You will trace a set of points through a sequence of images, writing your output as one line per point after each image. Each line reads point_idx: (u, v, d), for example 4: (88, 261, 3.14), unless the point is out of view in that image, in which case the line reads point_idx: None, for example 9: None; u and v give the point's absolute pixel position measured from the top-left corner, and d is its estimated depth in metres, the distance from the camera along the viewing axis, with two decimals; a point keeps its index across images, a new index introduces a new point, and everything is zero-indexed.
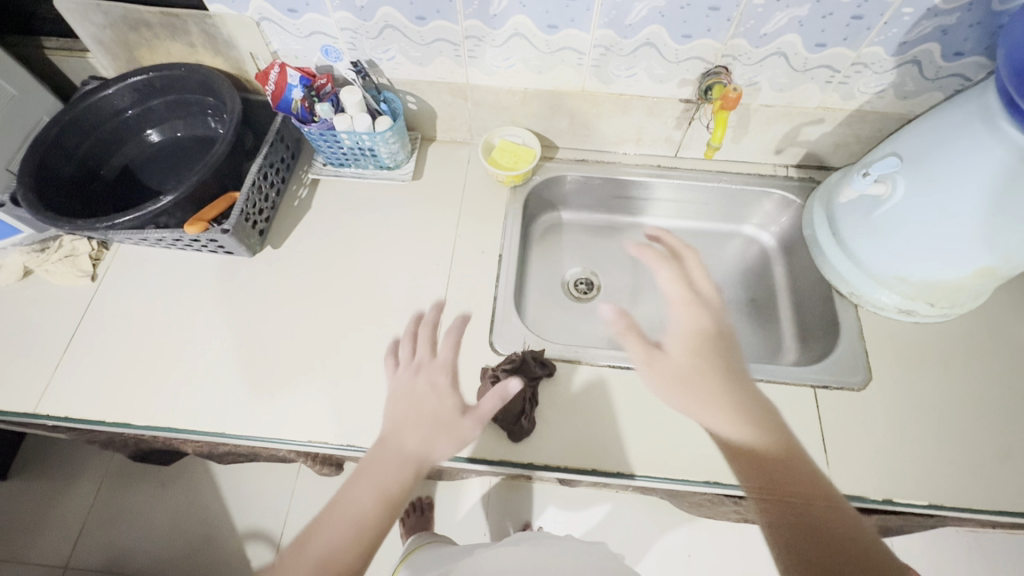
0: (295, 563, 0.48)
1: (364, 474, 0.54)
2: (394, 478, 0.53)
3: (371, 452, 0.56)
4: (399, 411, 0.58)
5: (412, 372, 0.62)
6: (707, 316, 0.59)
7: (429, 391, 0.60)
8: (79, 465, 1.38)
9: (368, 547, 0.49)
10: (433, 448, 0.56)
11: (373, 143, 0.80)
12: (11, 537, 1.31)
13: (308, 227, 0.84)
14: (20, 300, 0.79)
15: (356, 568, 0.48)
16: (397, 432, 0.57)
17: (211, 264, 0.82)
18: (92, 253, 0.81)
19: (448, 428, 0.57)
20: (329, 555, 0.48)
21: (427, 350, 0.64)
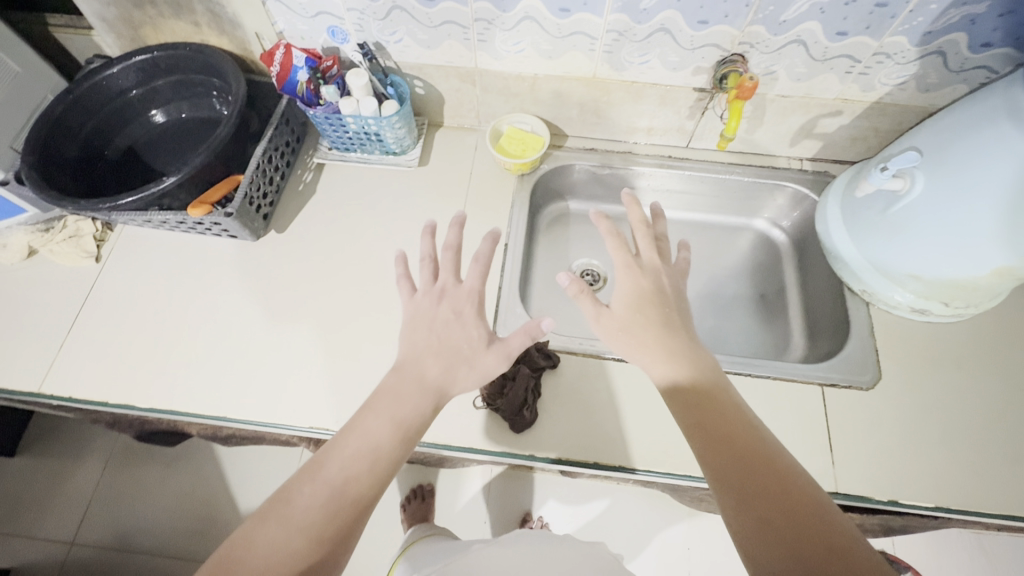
0: (309, 487, 0.48)
1: (376, 408, 0.54)
2: (412, 408, 0.55)
3: (388, 381, 0.57)
4: (423, 336, 0.60)
5: (436, 298, 0.62)
6: (647, 277, 0.63)
7: (451, 319, 0.61)
8: (84, 444, 1.39)
9: (380, 477, 0.51)
10: (451, 381, 0.57)
11: (379, 127, 0.78)
12: (19, 514, 1.33)
13: (313, 212, 0.84)
14: (24, 280, 0.79)
15: (369, 497, 0.49)
16: (419, 359, 0.58)
17: (215, 248, 0.81)
18: (96, 234, 0.81)
19: (469, 359, 0.59)
20: (345, 481, 0.49)
21: (450, 274, 0.64)
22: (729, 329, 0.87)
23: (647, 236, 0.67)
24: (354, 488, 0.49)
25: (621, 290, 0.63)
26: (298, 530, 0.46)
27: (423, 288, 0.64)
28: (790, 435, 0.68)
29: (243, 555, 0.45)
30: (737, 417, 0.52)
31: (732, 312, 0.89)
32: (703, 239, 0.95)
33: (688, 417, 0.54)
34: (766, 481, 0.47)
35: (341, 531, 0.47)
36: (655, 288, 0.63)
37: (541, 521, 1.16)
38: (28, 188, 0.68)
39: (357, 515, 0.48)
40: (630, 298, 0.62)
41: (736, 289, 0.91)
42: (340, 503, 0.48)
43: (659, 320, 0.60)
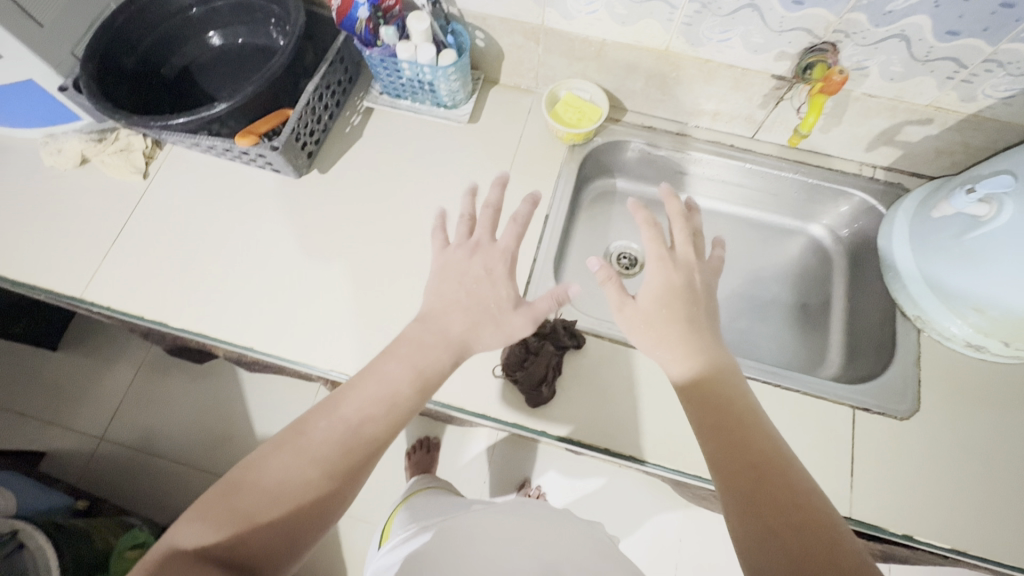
0: (325, 420, 0.49)
1: (397, 354, 0.55)
2: (434, 359, 0.55)
3: (412, 331, 0.57)
4: (451, 289, 0.59)
5: (469, 252, 0.61)
6: (679, 273, 0.60)
7: (479, 277, 0.60)
8: (120, 348, 1.49)
9: (394, 421, 0.51)
10: (474, 336, 0.57)
11: (433, 78, 0.76)
12: (58, 403, 1.44)
13: (356, 156, 0.82)
14: (75, 186, 0.81)
15: (383, 436, 0.50)
16: (444, 313, 0.58)
17: (258, 180, 0.81)
18: (145, 150, 0.82)
19: (496, 319, 0.58)
20: (361, 421, 0.50)
21: (485, 231, 0.63)
22: (762, 334, 0.84)
23: (684, 231, 0.64)
24: (369, 428, 0.50)
25: (654, 283, 0.60)
26: (311, 460, 0.47)
27: (457, 242, 0.63)
28: (811, 451, 0.66)
29: (257, 476, 0.46)
30: (751, 424, 0.51)
31: (768, 317, 0.85)
32: (750, 238, 0.91)
33: (700, 413, 0.53)
34: (774, 491, 0.45)
35: (353, 467, 0.48)
36: (686, 285, 0.60)
37: (539, 489, 1.18)
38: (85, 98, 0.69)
39: (371, 453, 0.49)
40: (658, 293, 0.59)
41: (778, 294, 0.88)
42: (355, 441, 0.49)
43: (681, 317, 0.57)
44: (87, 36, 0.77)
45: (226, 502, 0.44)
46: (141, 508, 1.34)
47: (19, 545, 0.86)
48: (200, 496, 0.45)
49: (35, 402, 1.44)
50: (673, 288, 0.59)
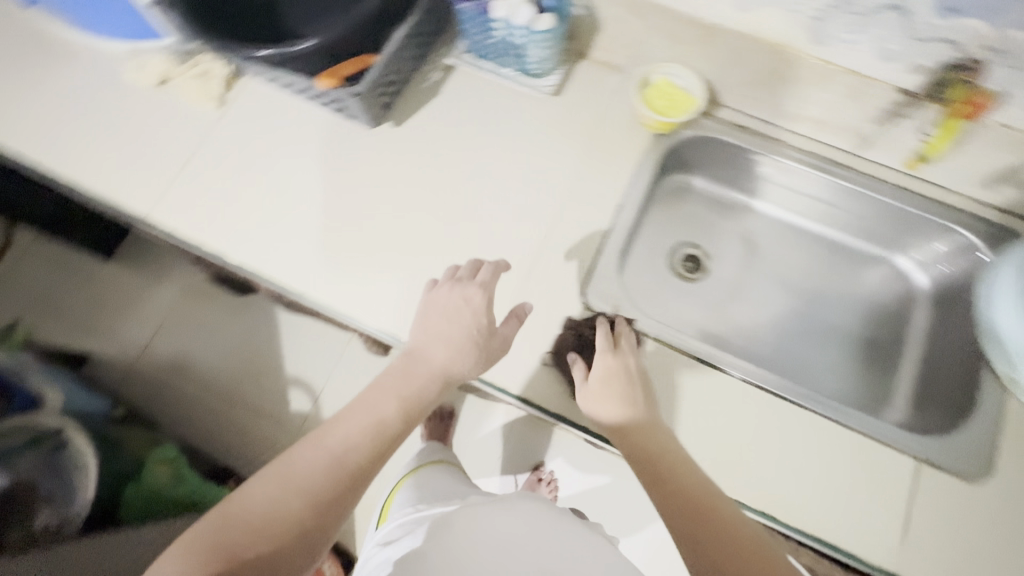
0: (311, 451, 0.54)
1: (384, 386, 0.60)
2: (416, 391, 0.61)
3: (397, 365, 0.63)
4: (432, 324, 0.64)
5: (450, 288, 0.65)
6: (617, 359, 0.63)
7: (460, 309, 0.64)
8: (166, 269, 1.55)
9: (379, 449, 0.56)
10: (458, 365, 0.62)
11: (525, 42, 0.72)
12: (108, 312, 1.53)
13: (431, 114, 0.79)
14: (152, 106, 0.81)
15: (366, 464, 0.55)
16: (427, 346, 0.63)
17: (330, 125, 0.79)
18: (223, 78, 0.80)
19: (480, 348, 0.63)
20: (345, 450, 0.55)
21: (467, 271, 0.67)
22: (821, 364, 0.80)
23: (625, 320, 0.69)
24: (352, 456, 0.54)
25: (602, 363, 0.63)
26: (292, 489, 0.52)
27: (442, 279, 0.67)
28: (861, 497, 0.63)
29: (247, 504, 0.51)
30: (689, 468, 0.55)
31: (831, 346, 0.81)
32: (826, 261, 0.85)
33: (634, 451, 0.57)
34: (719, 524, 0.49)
35: (336, 494, 0.53)
36: (624, 372, 0.63)
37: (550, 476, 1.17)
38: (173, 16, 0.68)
39: (354, 485, 0.54)
40: (602, 375, 0.62)
41: (846, 324, 0.83)
42: (339, 470, 0.54)
43: (620, 394, 0.60)
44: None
45: (215, 536, 0.49)
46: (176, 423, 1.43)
47: (61, 444, 0.90)
48: (191, 530, 0.50)
49: (86, 307, 1.53)
50: (619, 370, 0.63)
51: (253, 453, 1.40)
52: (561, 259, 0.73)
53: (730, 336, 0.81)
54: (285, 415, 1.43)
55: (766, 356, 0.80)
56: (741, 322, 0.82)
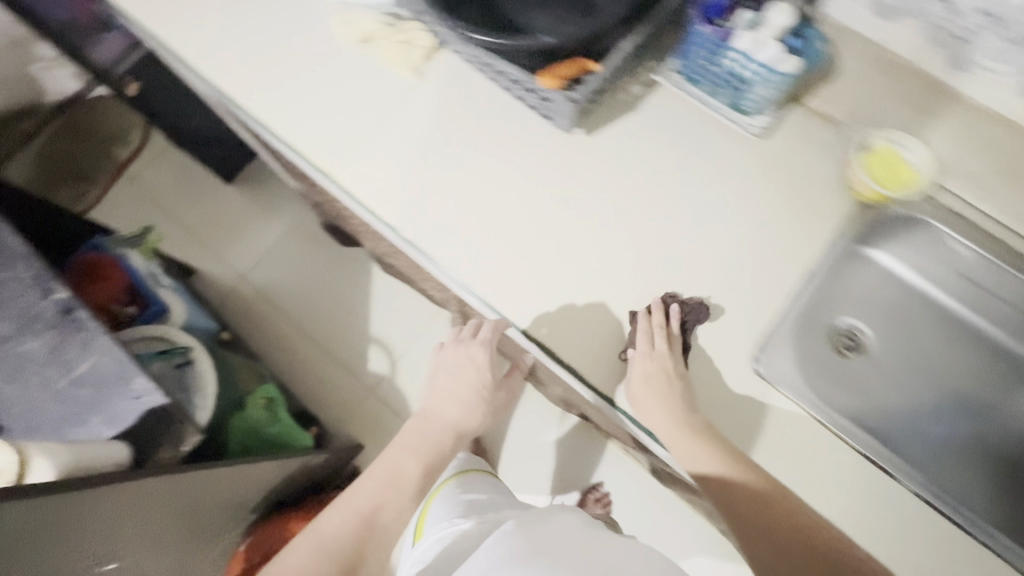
0: (340, 516, 0.70)
1: (407, 446, 0.80)
2: (433, 444, 0.81)
3: (416, 424, 0.83)
4: (444, 389, 0.87)
5: (457, 352, 0.88)
6: (656, 358, 0.64)
7: (465, 371, 0.87)
8: (281, 205, 1.61)
9: (402, 497, 0.75)
10: (463, 421, 0.85)
11: (752, 80, 0.68)
12: (221, 234, 1.60)
13: (627, 131, 0.76)
14: (349, 62, 0.80)
15: (389, 518, 0.73)
16: (439, 407, 0.84)
17: (522, 120, 0.77)
18: (426, 49, 0.79)
19: (482, 401, 0.87)
20: (373, 509, 0.72)
21: (471, 329, 0.88)
22: (975, 483, 0.74)
23: (662, 304, 0.68)
24: (381, 512, 0.72)
25: (648, 367, 0.64)
26: (320, 552, 0.66)
27: (450, 343, 0.89)
28: None
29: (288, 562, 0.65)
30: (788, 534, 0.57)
31: (989, 467, 0.75)
32: (1004, 375, 0.78)
33: (711, 484, 0.60)
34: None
35: (362, 541, 0.69)
36: (668, 375, 0.64)
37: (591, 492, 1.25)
38: None
39: (375, 534, 0.71)
40: (643, 379, 0.64)
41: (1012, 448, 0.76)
42: (368, 527, 0.70)
43: (663, 396, 0.63)
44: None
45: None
46: (264, 352, 1.49)
47: (187, 362, 0.93)
48: None
49: (202, 225, 1.61)
50: (664, 370, 0.64)
51: (327, 400, 1.45)
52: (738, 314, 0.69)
53: (880, 429, 0.76)
54: (363, 372, 1.46)
55: (916, 461, 0.75)
56: (894, 416, 0.77)
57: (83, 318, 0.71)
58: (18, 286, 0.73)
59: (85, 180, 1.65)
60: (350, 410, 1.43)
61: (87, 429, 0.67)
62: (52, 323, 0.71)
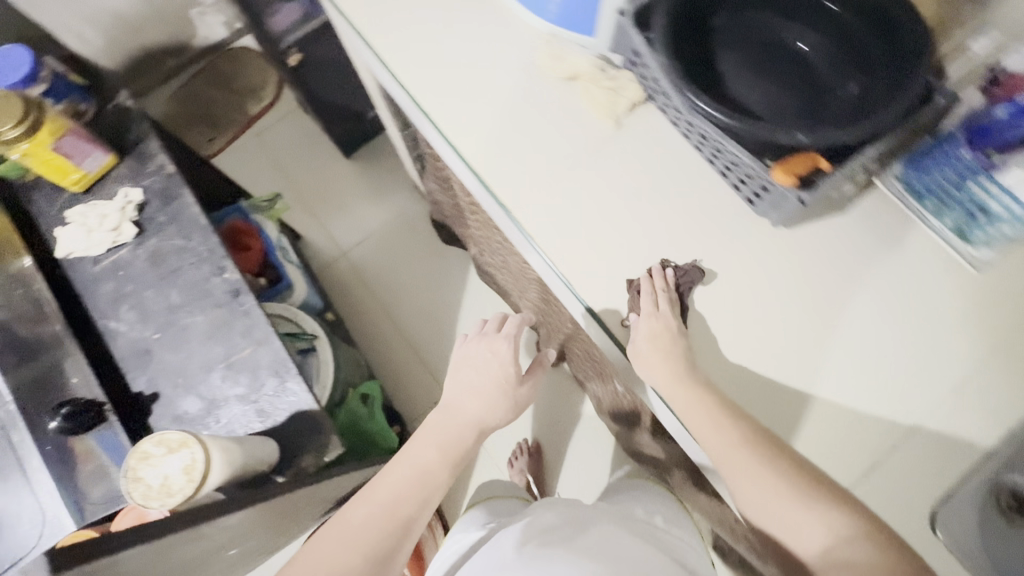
0: (361, 511, 0.70)
1: (424, 443, 0.78)
2: (455, 439, 0.79)
3: (435, 421, 0.81)
4: (462, 379, 0.82)
5: (479, 342, 0.83)
6: (661, 318, 0.65)
7: (487, 361, 0.82)
8: (394, 190, 1.62)
9: (421, 495, 0.73)
10: (488, 417, 0.80)
11: (999, 216, 0.64)
12: (331, 206, 1.62)
13: (836, 230, 0.70)
14: (548, 97, 0.78)
15: (407, 514, 0.70)
16: (460, 402, 0.81)
17: (720, 194, 0.72)
18: (634, 99, 0.75)
19: (506, 397, 0.81)
20: (394, 506, 0.71)
21: (495, 323, 0.86)
22: None
23: (660, 269, 0.69)
24: (398, 508, 0.71)
25: (651, 325, 0.65)
26: (345, 547, 0.66)
27: (472, 335, 0.86)
28: None
29: (314, 556, 0.66)
30: (782, 484, 0.59)
31: None
32: None
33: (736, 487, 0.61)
34: (853, 558, 0.53)
35: (384, 540, 0.68)
36: (671, 337, 0.65)
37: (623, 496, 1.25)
38: (654, 40, 0.66)
39: (395, 530, 0.69)
40: (648, 337, 0.65)
41: None
42: (390, 520, 0.70)
43: (667, 353, 0.64)
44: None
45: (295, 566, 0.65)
46: (355, 332, 1.51)
47: (310, 348, 0.94)
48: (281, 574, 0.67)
49: (315, 193, 1.64)
50: (668, 328, 0.65)
51: (402, 391, 1.46)
52: (869, 390, 0.65)
53: None
54: (442, 374, 1.46)
55: None
56: None
57: (248, 305, 0.72)
58: (195, 257, 0.75)
59: (213, 127, 1.68)
60: (423, 406, 1.44)
61: (233, 415, 0.68)
62: (220, 302, 0.73)
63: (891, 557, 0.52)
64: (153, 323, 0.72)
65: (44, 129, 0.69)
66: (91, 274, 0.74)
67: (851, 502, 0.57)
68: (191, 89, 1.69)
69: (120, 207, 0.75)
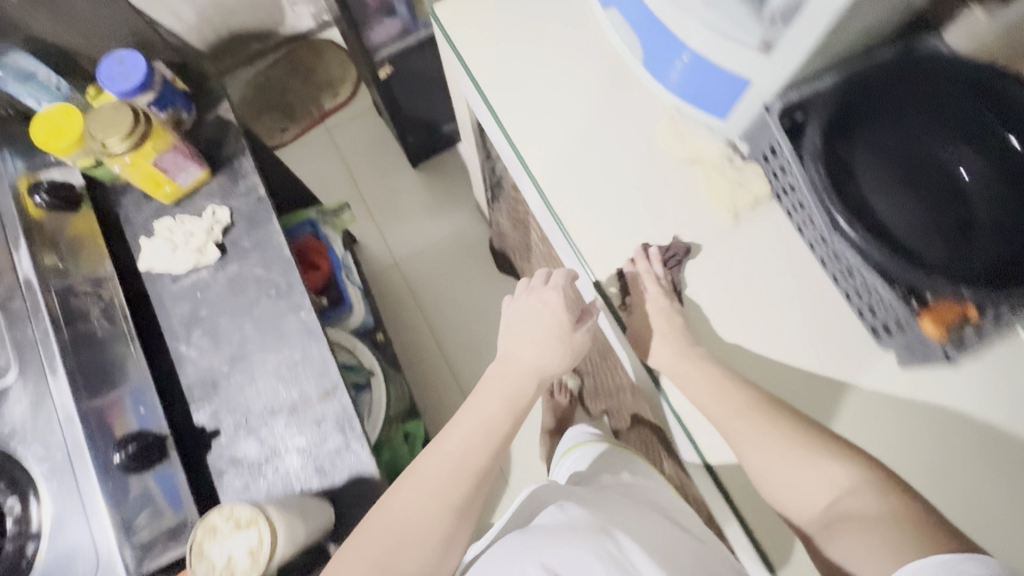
0: (436, 459, 0.59)
1: (487, 393, 0.66)
2: (517, 385, 0.67)
3: (495, 370, 0.69)
4: (511, 331, 0.72)
5: (525, 294, 0.74)
6: (654, 302, 0.67)
7: (535, 311, 0.72)
8: (456, 207, 1.59)
9: (495, 448, 0.62)
10: (548, 362, 0.69)
11: None
12: (393, 215, 1.60)
13: (982, 384, 0.60)
14: (662, 178, 0.72)
15: (484, 464, 0.59)
16: (517, 351, 0.70)
17: (843, 318, 0.65)
18: (758, 196, 0.69)
19: (566, 345, 0.70)
20: (467, 454, 0.60)
21: (540, 277, 0.75)
22: None
23: (643, 251, 0.69)
24: (473, 458, 0.59)
25: (646, 309, 0.68)
26: (425, 496, 0.56)
27: (519, 291, 0.76)
28: None
29: (390, 513, 0.55)
30: (785, 445, 0.55)
31: None
32: None
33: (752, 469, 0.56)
34: (856, 507, 0.50)
35: (466, 494, 0.57)
36: (670, 318, 0.66)
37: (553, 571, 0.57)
38: (795, 155, 0.63)
39: (476, 483, 0.58)
40: (647, 321, 0.67)
41: None
42: (465, 470, 0.59)
43: (668, 332, 0.66)
44: (836, 74, 0.63)
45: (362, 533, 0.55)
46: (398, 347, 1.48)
47: (365, 386, 0.94)
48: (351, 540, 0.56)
49: (377, 198, 1.62)
50: (662, 310, 0.67)
51: (436, 416, 1.43)
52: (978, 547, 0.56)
53: None
54: None
55: None
56: None
57: (321, 352, 0.70)
58: (272, 289, 0.72)
59: (287, 117, 1.68)
60: None
61: (291, 467, 0.65)
62: (293, 343, 0.70)
63: (897, 502, 0.48)
64: (223, 354, 0.70)
65: (150, 141, 0.67)
66: (168, 290, 0.72)
67: (856, 454, 0.54)
68: (272, 76, 1.69)
69: (207, 227, 0.73)
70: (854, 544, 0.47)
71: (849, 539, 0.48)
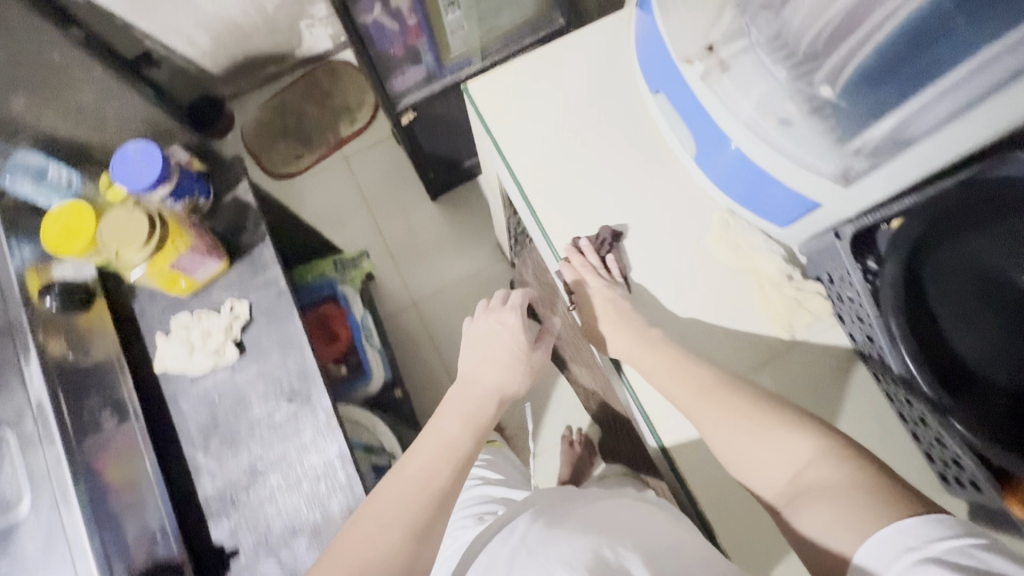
0: (397, 485, 0.53)
1: (447, 412, 0.61)
2: (478, 405, 0.62)
3: (456, 391, 0.64)
4: (469, 355, 0.67)
5: (482, 315, 0.70)
6: (598, 292, 0.66)
7: (491, 333, 0.68)
8: (476, 244, 1.54)
9: (459, 468, 0.56)
10: (508, 381, 0.65)
11: None
12: (411, 250, 1.55)
13: None
14: (711, 285, 0.66)
15: (447, 484, 0.54)
16: (476, 371, 0.65)
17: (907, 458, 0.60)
18: (819, 316, 0.64)
19: (526, 362, 0.66)
20: (428, 477, 0.54)
21: (498, 298, 0.71)
22: None
23: (578, 246, 0.68)
24: (435, 482, 0.53)
25: (593, 304, 0.67)
26: (381, 526, 0.50)
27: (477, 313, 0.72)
28: None
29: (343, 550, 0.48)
30: (747, 421, 0.53)
31: None
32: None
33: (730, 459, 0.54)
34: (820, 478, 0.47)
35: (423, 519, 0.51)
36: (621, 312, 0.65)
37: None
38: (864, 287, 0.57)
39: (436, 507, 0.52)
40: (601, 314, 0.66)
41: None
42: (424, 492, 0.53)
43: (618, 319, 0.64)
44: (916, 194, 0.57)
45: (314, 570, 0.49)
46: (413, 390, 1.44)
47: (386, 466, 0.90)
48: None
49: (394, 232, 1.57)
50: (610, 300, 0.66)
51: None
52: None
53: None
54: None
55: None
56: None
57: (346, 475, 0.65)
58: (295, 397, 0.69)
59: (302, 144, 1.62)
60: None
61: None
62: (315, 456, 0.67)
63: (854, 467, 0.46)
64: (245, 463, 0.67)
65: (169, 243, 0.64)
66: (190, 392, 0.70)
67: (818, 423, 0.51)
68: (287, 100, 1.63)
69: (226, 324, 0.70)
70: (826, 515, 0.44)
71: (820, 512, 0.45)
